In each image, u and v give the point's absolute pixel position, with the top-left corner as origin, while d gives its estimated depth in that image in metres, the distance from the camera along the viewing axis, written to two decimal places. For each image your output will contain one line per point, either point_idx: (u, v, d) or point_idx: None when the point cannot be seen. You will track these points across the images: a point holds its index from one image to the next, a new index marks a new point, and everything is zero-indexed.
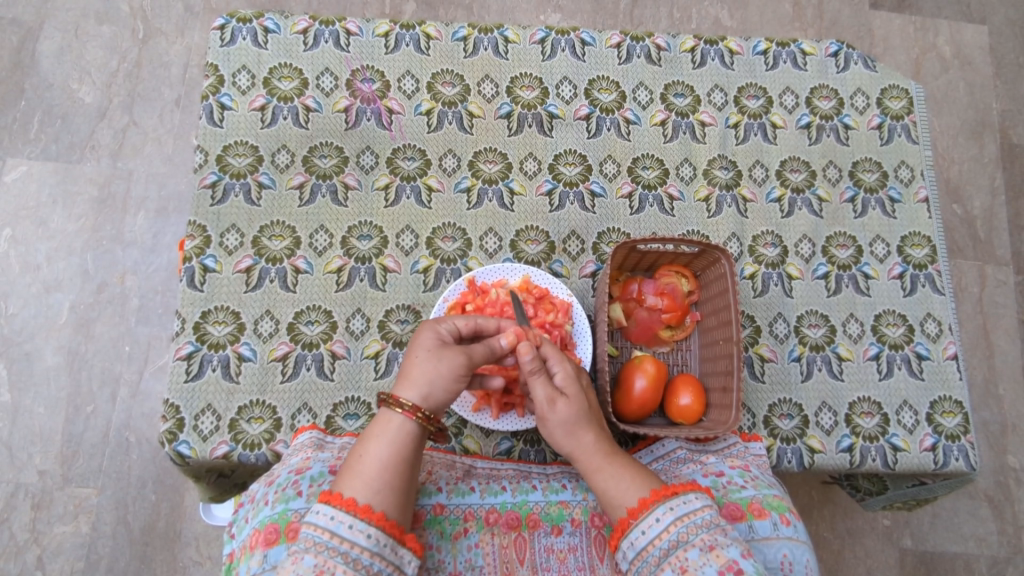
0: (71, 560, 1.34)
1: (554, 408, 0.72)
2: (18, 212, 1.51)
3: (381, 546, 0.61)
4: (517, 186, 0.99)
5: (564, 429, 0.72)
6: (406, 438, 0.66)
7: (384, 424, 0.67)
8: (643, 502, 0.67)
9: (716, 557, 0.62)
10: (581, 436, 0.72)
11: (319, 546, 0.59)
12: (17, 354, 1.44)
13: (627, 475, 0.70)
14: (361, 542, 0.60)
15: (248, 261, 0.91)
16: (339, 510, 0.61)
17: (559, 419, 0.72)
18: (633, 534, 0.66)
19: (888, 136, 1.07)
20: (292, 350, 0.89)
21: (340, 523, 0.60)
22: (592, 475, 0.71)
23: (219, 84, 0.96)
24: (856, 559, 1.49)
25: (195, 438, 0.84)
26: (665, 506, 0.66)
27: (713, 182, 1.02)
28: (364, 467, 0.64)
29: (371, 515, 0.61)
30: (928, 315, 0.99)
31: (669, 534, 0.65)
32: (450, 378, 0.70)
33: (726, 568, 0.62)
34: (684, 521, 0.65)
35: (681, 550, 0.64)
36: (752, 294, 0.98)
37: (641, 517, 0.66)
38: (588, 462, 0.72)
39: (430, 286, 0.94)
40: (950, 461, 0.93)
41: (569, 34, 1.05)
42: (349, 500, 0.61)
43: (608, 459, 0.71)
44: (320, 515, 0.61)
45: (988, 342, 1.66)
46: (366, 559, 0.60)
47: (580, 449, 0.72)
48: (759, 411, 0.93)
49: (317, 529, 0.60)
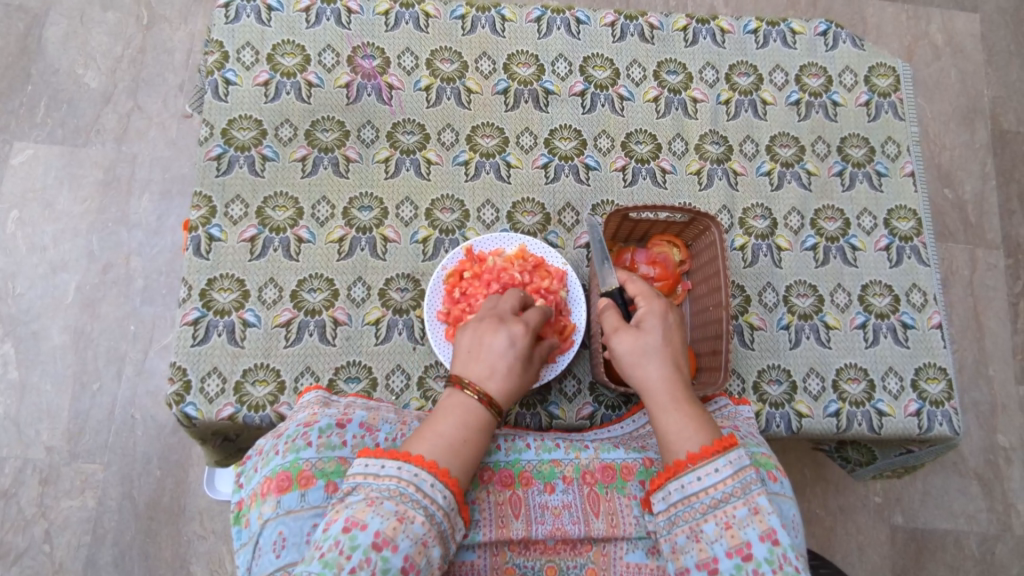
0: (78, 533, 1.37)
1: (619, 338, 0.80)
2: (25, 195, 1.54)
3: (451, 508, 0.64)
4: (514, 160, 1.02)
5: (630, 359, 0.78)
6: (481, 427, 0.70)
7: (466, 412, 0.70)
8: (705, 450, 0.70)
9: (760, 520, 0.66)
10: (646, 367, 0.77)
11: (400, 496, 0.62)
12: (24, 333, 1.46)
13: (691, 421, 0.73)
14: (439, 501, 0.63)
15: (252, 230, 0.94)
16: (422, 469, 0.64)
17: (623, 348, 0.79)
18: (687, 478, 0.69)
19: (875, 113, 1.10)
20: (296, 316, 0.92)
21: (422, 480, 0.63)
22: (658, 414, 0.75)
23: (223, 60, 0.99)
24: (847, 535, 1.52)
25: (201, 400, 0.86)
26: (724, 458, 0.69)
27: (704, 156, 1.05)
28: (450, 437, 0.67)
29: (447, 478, 0.64)
30: (913, 286, 1.02)
31: (723, 486, 0.68)
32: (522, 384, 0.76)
33: (767, 534, 0.65)
34: (740, 477, 0.68)
35: (730, 506, 0.67)
36: (742, 264, 1.01)
37: (700, 463, 0.69)
38: (655, 397, 0.76)
39: (428, 256, 0.97)
40: (934, 426, 0.95)
41: (564, 13, 1.08)
42: (430, 461, 0.65)
43: (675, 403, 0.74)
44: (402, 469, 0.64)
45: (978, 324, 1.69)
46: (439, 516, 0.63)
47: (646, 384, 0.77)
48: (749, 376, 0.96)
49: (400, 481, 0.63)
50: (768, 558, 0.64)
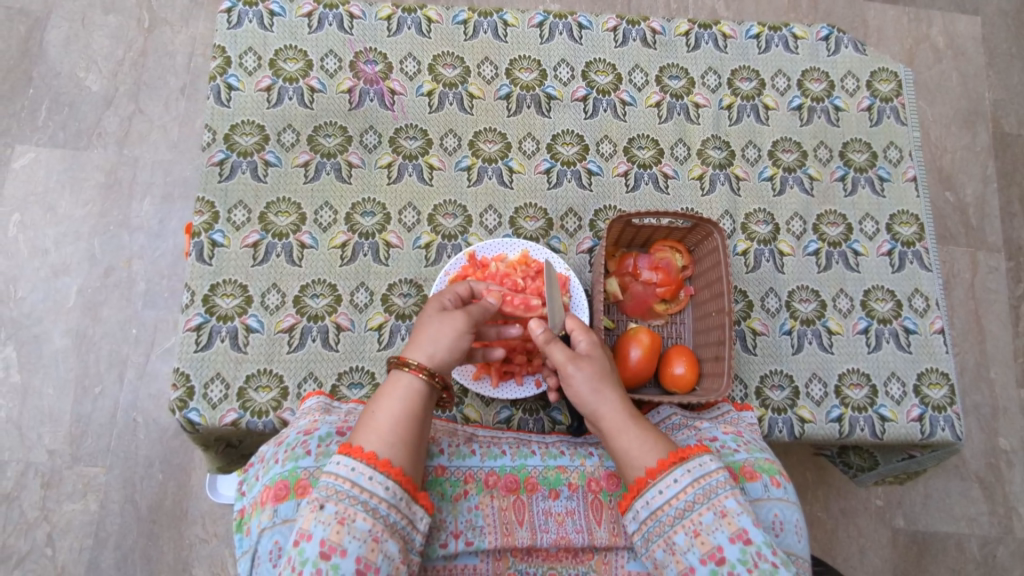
0: (81, 537, 1.37)
1: (580, 366, 0.76)
2: (27, 198, 1.54)
3: (397, 499, 0.64)
4: (516, 165, 1.02)
5: (589, 388, 0.76)
6: (415, 395, 0.71)
7: (394, 384, 0.71)
8: (663, 463, 0.70)
9: (728, 523, 0.67)
10: (604, 394, 0.76)
11: (339, 494, 0.63)
12: (27, 336, 1.46)
13: (650, 436, 0.73)
14: (380, 493, 0.64)
15: (255, 235, 0.94)
16: (359, 462, 0.64)
17: (585, 377, 0.76)
18: (649, 494, 0.69)
19: (877, 118, 1.10)
20: (299, 322, 0.92)
21: (360, 475, 0.64)
22: (614, 436, 0.74)
23: (226, 65, 0.99)
24: (849, 538, 1.52)
25: (205, 406, 0.86)
26: (683, 467, 0.70)
27: (707, 162, 1.05)
28: (378, 422, 0.68)
29: (389, 469, 0.65)
30: (915, 291, 1.02)
31: (685, 495, 0.69)
32: (452, 339, 0.75)
33: (737, 535, 0.67)
34: (700, 484, 0.69)
35: (696, 513, 0.68)
36: (744, 270, 1.01)
37: (659, 478, 0.69)
38: (612, 420, 0.75)
39: (431, 261, 0.97)
40: (937, 431, 0.95)
41: (566, 18, 1.08)
42: (369, 453, 0.65)
43: (633, 421, 0.74)
44: (340, 465, 0.64)
45: (979, 327, 1.69)
46: (383, 509, 0.63)
47: (604, 407, 0.75)
48: (751, 382, 0.96)
49: (338, 479, 0.64)
50: (741, 559, 0.66)
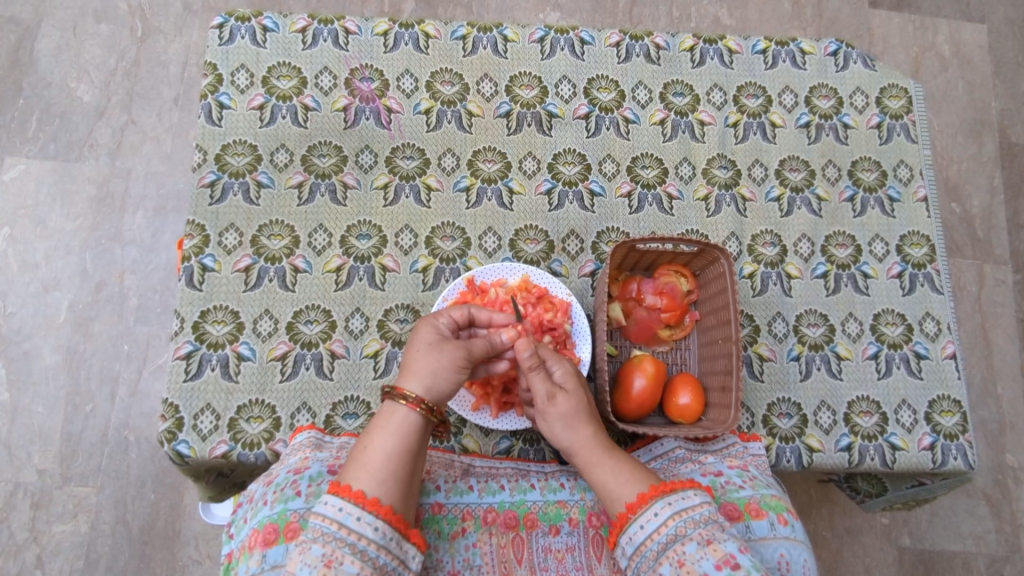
0: (71, 559, 1.34)
1: (554, 402, 0.73)
2: (17, 211, 1.51)
3: (387, 539, 0.61)
4: (516, 185, 0.99)
5: (564, 424, 0.73)
6: (410, 430, 0.67)
7: (388, 417, 0.68)
8: (641, 497, 0.67)
9: (713, 550, 0.62)
10: (579, 429, 0.73)
11: (326, 536, 0.59)
12: (16, 353, 1.43)
13: (625, 469, 0.70)
14: (369, 534, 0.60)
15: (247, 259, 0.91)
16: (348, 502, 0.61)
17: (558, 414, 0.73)
18: (631, 529, 0.66)
19: (887, 135, 1.07)
20: (292, 349, 0.89)
21: (348, 515, 0.60)
22: (589, 469, 0.72)
23: (218, 83, 0.96)
24: (855, 557, 1.49)
25: (194, 437, 0.83)
26: (662, 501, 0.66)
27: (712, 181, 1.02)
28: (368, 456, 0.64)
29: (378, 507, 0.61)
30: (926, 314, 0.99)
31: (666, 528, 0.64)
32: (450, 369, 0.72)
33: (723, 562, 0.61)
34: (682, 516, 0.65)
35: (679, 544, 0.63)
36: (751, 293, 0.99)
37: (639, 512, 0.66)
38: (586, 454, 0.72)
39: (429, 286, 0.94)
40: (948, 460, 0.92)
41: (568, 33, 1.05)
42: (357, 491, 0.61)
43: (607, 454, 0.71)
44: (328, 505, 0.61)
45: (986, 341, 1.66)
46: (372, 550, 0.60)
47: (579, 442, 0.72)
48: (758, 410, 0.93)
49: (325, 519, 0.60)
50: None
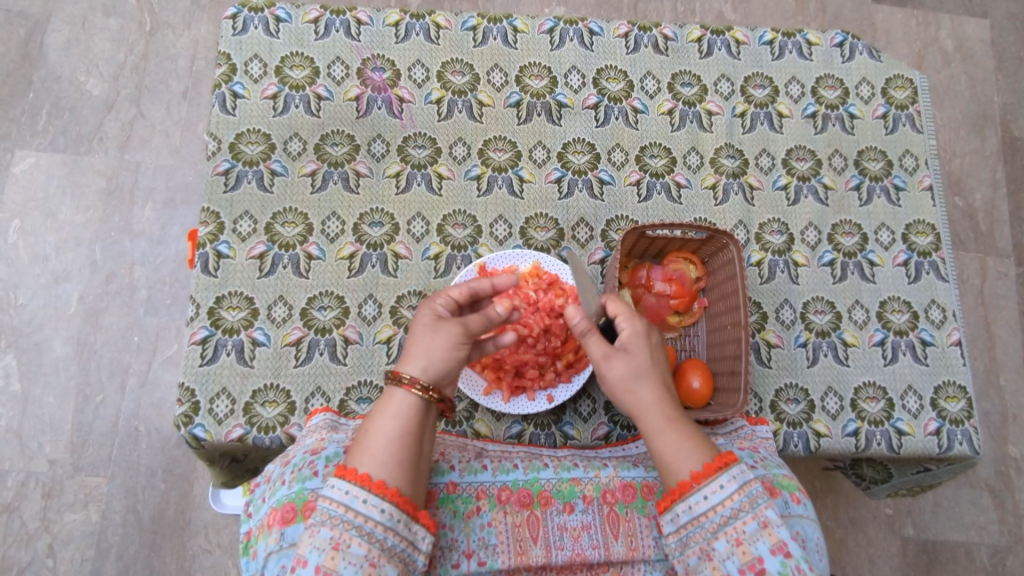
0: (82, 547, 1.35)
1: (610, 364, 0.73)
2: (27, 204, 1.52)
3: (395, 521, 0.62)
4: (526, 174, 1.00)
5: (625, 386, 0.73)
6: (409, 412, 0.67)
7: (390, 402, 0.68)
8: (707, 468, 0.67)
9: (770, 534, 0.64)
10: (639, 392, 0.73)
11: (334, 520, 0.61)
12: (27, 344, 1.45)
13: (686, 441, 0.70)
14: (375, 517, 0.61)
15: (261, 247, 0.92)
16: (353, 485, 0.62)
17: (616, 376, 0.73)
18: (693, 498, 0.66)
19: (893, 126, 1.08)
20: (306, 335, 0.90)
21: (354, 498, 0.61)
22: (650, 435, 0.71)
23: (231, 73, 0.97)
24: (858, 547, 1.50)
25: (210, 421, 0.84)
26: (728, 474, 0.67)
27: (720, 170, 1.03)
28: (371, 441, 0.65)
29: (383, 490, 0.62)
30: (932, 302, 1.00)
31: (732, 502, 0.66)
32: (447, 348, 0.71)
33: (778, 547, 0.63)
34: (746, 492, 0.66)
35: (739, 521, 0.65)
36: (758, 281, 1.00)
37: (704, 483, 0.66)
38: (652, 420, 0.71)
39: (441, 273, 0.96)
40: (954, 445, 0.93)
41: (577, 24, 1.07)
42: (362, 475, 0.62)
43: (670, 424, 0.71)
44: (335, 489, 0.62)
45: (989, 333, 1.67)
46: (379, 532, 0.61)
47: (641, 407, 0.72)
48: (766, 396, 0.94)
49: (332, 503, 0.61)
50: (781, 572, 0.63)
